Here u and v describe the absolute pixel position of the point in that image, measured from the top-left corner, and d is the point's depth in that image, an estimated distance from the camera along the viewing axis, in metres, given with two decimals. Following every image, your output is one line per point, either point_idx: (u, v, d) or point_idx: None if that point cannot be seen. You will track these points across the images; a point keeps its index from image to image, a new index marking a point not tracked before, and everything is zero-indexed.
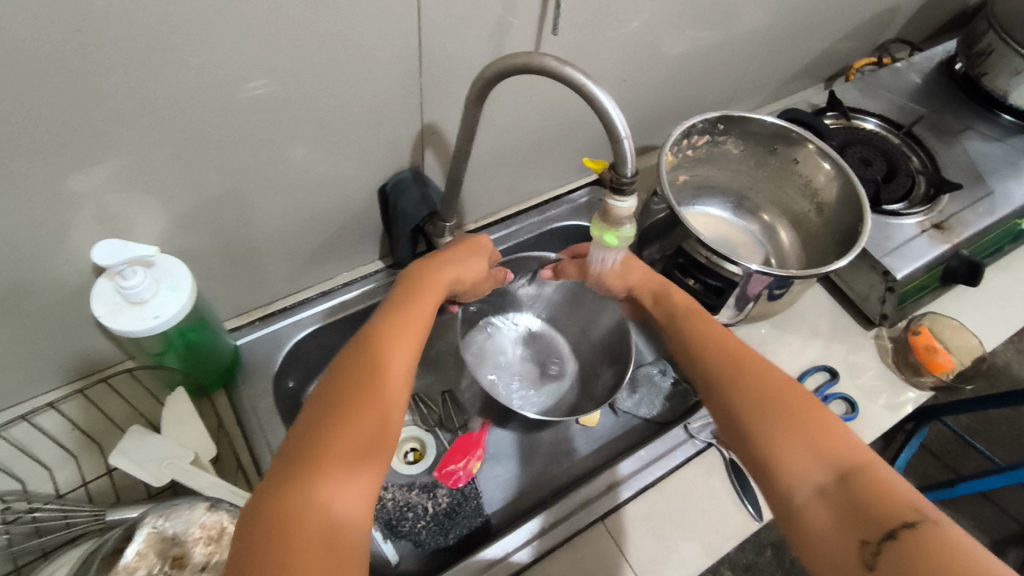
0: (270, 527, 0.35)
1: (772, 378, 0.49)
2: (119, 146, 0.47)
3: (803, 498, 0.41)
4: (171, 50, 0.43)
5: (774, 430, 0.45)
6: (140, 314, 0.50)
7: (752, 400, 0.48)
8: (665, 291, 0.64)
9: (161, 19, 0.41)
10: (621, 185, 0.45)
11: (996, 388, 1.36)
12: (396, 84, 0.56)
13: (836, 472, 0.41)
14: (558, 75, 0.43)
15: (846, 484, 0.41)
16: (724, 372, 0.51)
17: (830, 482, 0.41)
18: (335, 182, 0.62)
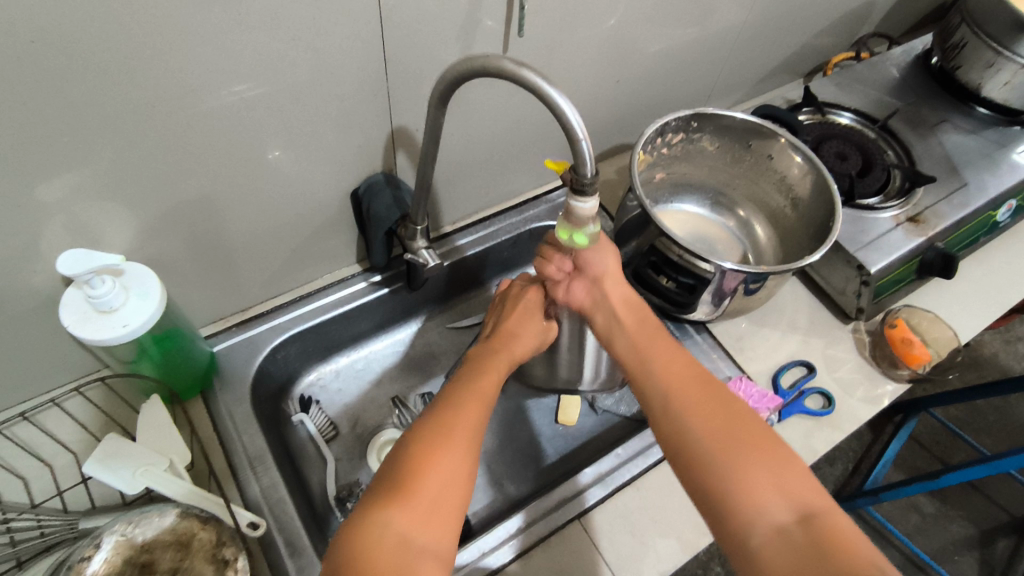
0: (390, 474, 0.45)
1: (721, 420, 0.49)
2: (84, 154, 0.47)
3: (759, 547, 0.43)
4: (133, 57, 0.43)
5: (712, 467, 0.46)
6: (110, 322, 0.50)
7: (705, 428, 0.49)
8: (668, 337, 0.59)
9: (118, 30, 0.41)
10: (581, 186, 0.45)
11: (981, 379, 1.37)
12: (363, 89, 0.56)
13: (796, 514, 0.43)
14: (516, 77, 0.43)
15: (807, 529, 0.43)
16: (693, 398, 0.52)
17: (791, 525, 0.43)
18: (307, 186, 0.62)
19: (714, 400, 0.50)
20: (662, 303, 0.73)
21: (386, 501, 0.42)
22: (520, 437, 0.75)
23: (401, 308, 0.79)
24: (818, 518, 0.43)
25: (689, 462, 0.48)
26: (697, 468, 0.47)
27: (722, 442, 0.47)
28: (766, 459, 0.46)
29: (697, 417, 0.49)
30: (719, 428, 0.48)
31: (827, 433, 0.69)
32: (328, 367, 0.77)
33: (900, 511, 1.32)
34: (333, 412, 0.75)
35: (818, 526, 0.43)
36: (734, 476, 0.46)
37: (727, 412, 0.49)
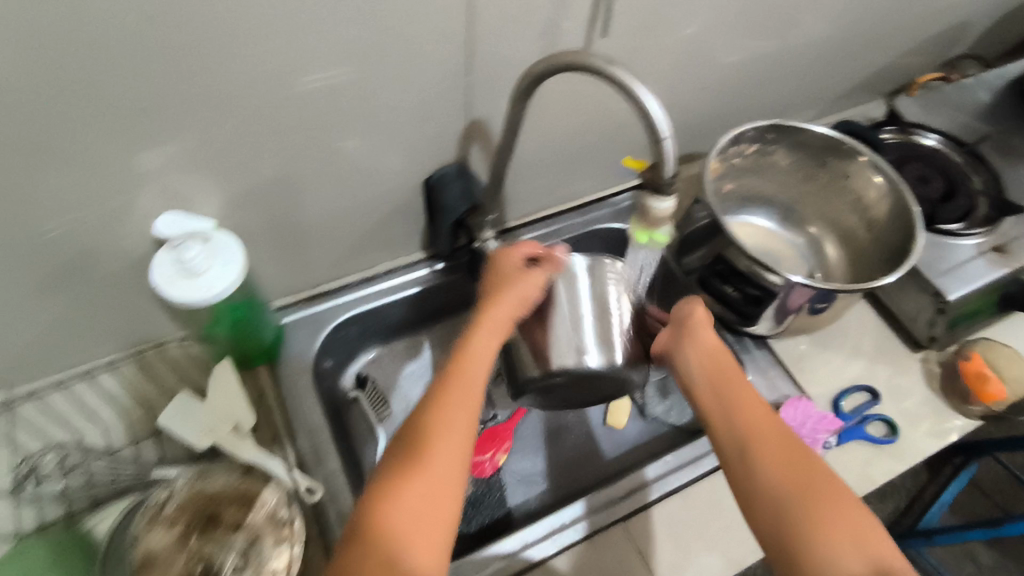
0: (381, 535, 0.42)
1: (827, 485, 0.47)
2: (184, 126, 0.50)
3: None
4: (236, 37, 0.46)
5: (814, 524, 0.45)
6: (194, 285, 0.53)
7: (791, 495, 0.46)
8: (727, 362, 0.57)
9: (228, 10, 0.44)
10: (660, 185, 0.45)
11: None
12: (444, 80, 0.58)
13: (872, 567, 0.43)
14: (603, 74, 0.43)
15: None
16: (776, 469, 0.48)
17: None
18: (382, 171, 0.64)
19: (804, 454, 0.49)
20: (725, 314, 0.71)
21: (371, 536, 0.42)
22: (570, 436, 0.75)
23: (460, 298, 0.80)
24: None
25: (787, 528, 0.45)
26: (790, 530, 0.45)
27: (805, 491, 0.47)
28: (852, 516, 0.45)
29: (792, 475, 0.47)
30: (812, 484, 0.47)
31: (887, 462, 0.66)
32: (385, 349, 0.78)
33: (955, 559, 1.25)
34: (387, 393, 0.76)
35: None
36: (811, 536, 0.45)
37: (826, 478, 0.47)
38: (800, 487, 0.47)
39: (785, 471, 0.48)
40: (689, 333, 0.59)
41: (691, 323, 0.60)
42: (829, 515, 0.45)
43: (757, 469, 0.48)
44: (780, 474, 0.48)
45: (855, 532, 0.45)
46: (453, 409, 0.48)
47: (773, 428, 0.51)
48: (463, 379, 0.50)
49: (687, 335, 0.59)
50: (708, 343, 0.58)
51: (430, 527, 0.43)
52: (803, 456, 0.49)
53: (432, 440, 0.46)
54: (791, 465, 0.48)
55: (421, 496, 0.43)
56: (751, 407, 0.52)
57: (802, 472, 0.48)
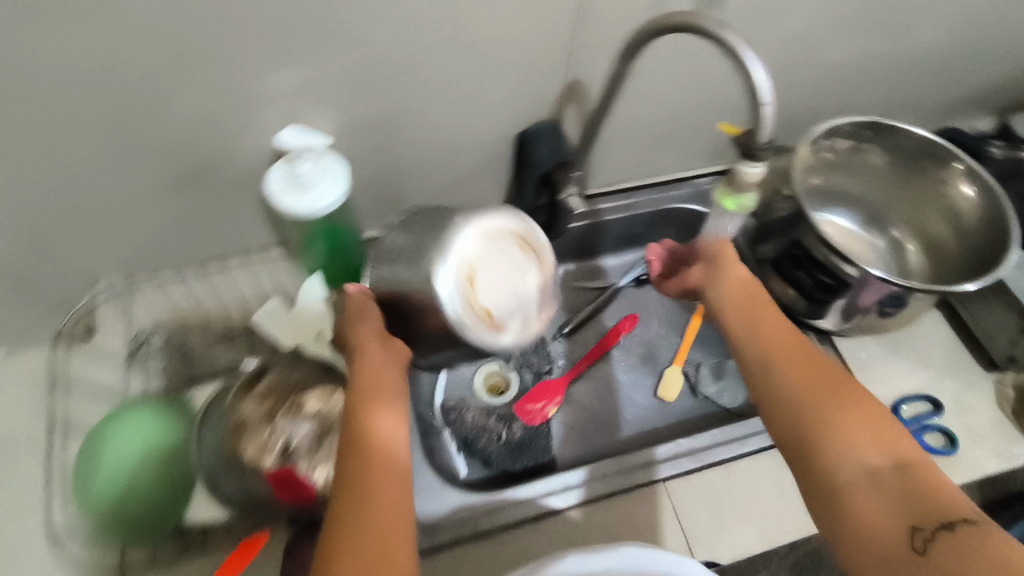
0: (344, 541, 0.38)
1: (843, 390, 0.46)
2: (314, 49, 0.54)
3: (845, 483, 0.42)
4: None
5: (831, 419, 0.45)
6: (302, 198, 0.58)
7: (810, 399, 0.46)
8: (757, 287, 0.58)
9: None
10: (754, 152, 0.46)
11: None
12: (552, 37, 0.60)
13: (893, 461, 0.42)
14: (715, 37, 0.45)
15: (903, 477, 0.41)
16: (798, 384, 0.48)
17: (886, 469, 0.42)
18: (479, 120, 0.67)
19: (826, 362, 0.49)
20: (793, 303, 0.72)
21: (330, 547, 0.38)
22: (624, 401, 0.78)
23: None
24: (916, 466, 0.42)
25: (806, 433, 0.45)
26: (812, 437, 0.45)
27: (823, 398, 0.46)
28: (868, 412, 0.45)
29: (810, 384, 0.47)
30: (833, 386, 0.47)
31: (942, 473, 0.65)
32: None
33: None
34: None
35: (914, 472, 0.42)
36: (831, 435, 0.44)
37: (847, 385, 0.47)
38: (815, 394, 0.46)
39: (805, 383, 0.47)
40: (721, 263, 0.60)
41: (722, 258, 0.60)
42: (849, 413, 0.45)
43: (776, 381, 0.48)
44: (798, 385, 0.47)
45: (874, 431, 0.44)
46: (377, 426, 0.45)
47: (792, 345, 0.51)
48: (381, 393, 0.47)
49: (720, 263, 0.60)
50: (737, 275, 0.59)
51: (390, 518, 0.40)
52: (820, 368, 0.48)
53: (367, 369, 0.49)
54: (811, 379, 0.48)
55: (376, 506, 0.40)
56: (770, 331, 0.52)
57: (816, 379, 0.48)
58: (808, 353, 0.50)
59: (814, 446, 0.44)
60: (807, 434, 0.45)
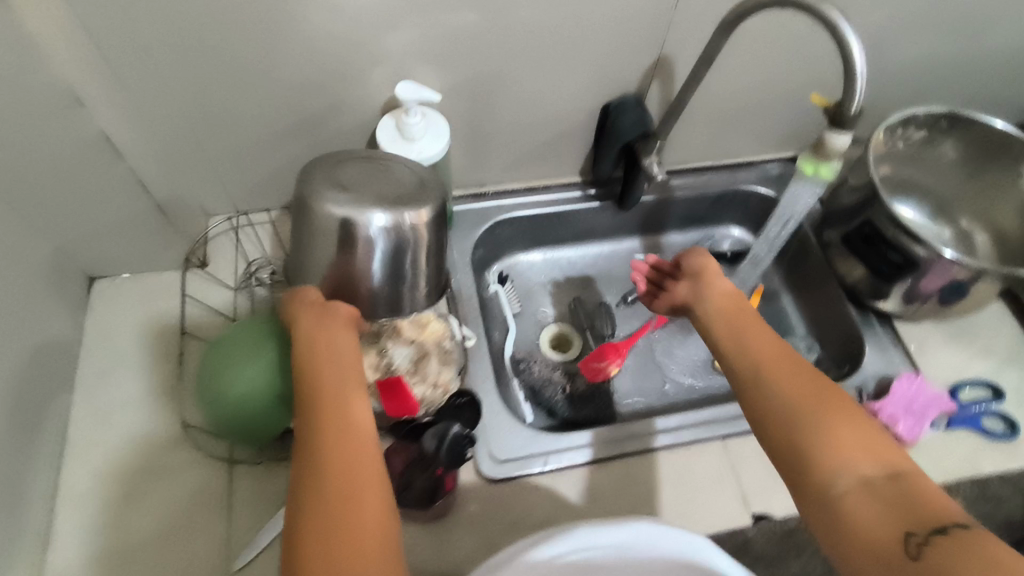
0: (319, 504, 0.39)
1: (832, 400, 0.45)
2: (434, 12, 0.59)
3: (839, 493, 0.41)
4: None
5: (824, 427, 0.44)
6: (409, 148, 0.63)
7: (801, 409, 0.45)
8: (743, 302, 0.58)
9: None
10: (842, 118, 0.49)
11: None
12: (649, 13, 0.64)
13: (884, 471, 0.41)
14: (815, 12, 0.48)
15: (895, 484, 0.41)
16: (788, 391, 0.47)
17: (877, 479, 0.41)
18: (571, 90, 0.71)
19: (812, 370, 0.48)
20: (858, 285, 0.75)
21: (301, 510, 0.39)
22: (689, 368, 0.80)
23: (601, 227, 0.86)
24: (905, 476, 0.41)
25: (795, 445, 0.44)
26: (801, 449, 0.44)
27: (814, 406, 0.45)
28: (856, 420, 0.44)
29: (800, 392, 0.46)
30: (820, 394, 0.46)
31: (997, 455, 0.67)
32: (526, 258, 0.86)
33: None
34: (521, 294, 0.85)
35: (904, 483, 0.41)
36: (820, 443, 0.43)
37: (834, 394, 0.46)
38: (803, 405, 0.45)
39: (794, 390, 0.47)
40: (708, 280, 0.61)
41: (707, 272, 0.61)
42: (841, 421, 0.44)
43: (768, 389, 0.47)
44: (788, 394, 0.46)
45: (869, 441, 0.43)
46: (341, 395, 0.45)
47: (783, 352, 0.50)
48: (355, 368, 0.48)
49: (704, 280, 0.61)
50: (724, 290, 0.59)
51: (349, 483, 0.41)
52: (807, 378, 0.47)
53: (327, 351, 0.48)
54: (799, 386, 0.47)
55: (335, 472, 0.41)
56: (760, 338, 0.52)
57: (805, 384, 0.47)
58: (797, 363, 0.49)
59: (808, 459, 0.43)
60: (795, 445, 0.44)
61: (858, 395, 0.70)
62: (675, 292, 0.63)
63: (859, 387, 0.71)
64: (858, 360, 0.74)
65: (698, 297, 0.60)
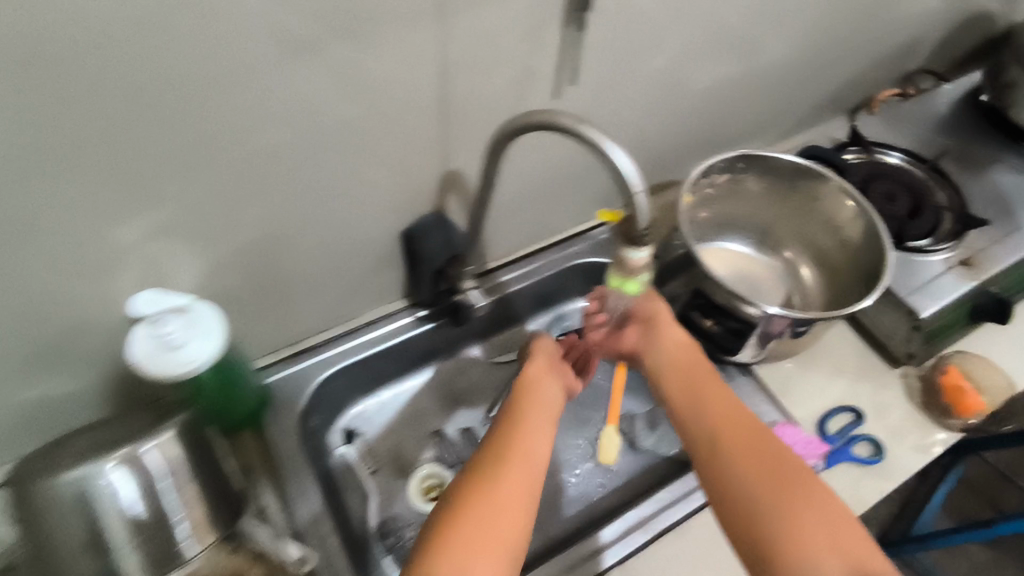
0: None
1: (795, 481, 0.48)
2: (157, 196, 0.49)
3: None
4: (206, 94, 0.45)
5: (781, 520, 0.46)
6: (175, 360, 0.52)
7: (760, 500, 0.48)
8: (698, 361, 0.60)
9: (191, 79, 0.44)
10: (636, 237, 0.45)
11: None
12: (416, 133, 0.58)
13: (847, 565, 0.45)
14: (575, 132, 0.43)
15: None
16: (748, 478, 0.49)
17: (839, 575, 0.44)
18: (359, 225, 0.63)
19: (771, 448, 0.51)
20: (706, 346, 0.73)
21: None
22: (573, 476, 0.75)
23: (443, 345, 0.79)
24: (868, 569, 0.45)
25: (757, 539, 0.47)
26: (764, 542, 0.46)
27: (772, 499, 0.48)
28: (817, 508, 0.47)
29: (761, 475, 0.49)
30: (780, 481, 0.48)
31: (876, 482, 0.67)
32: (374, 401, 0.77)
33: (950, 559, 1.25)
34: (377, 444, 0.75)
35: None
36: (778, 537, 0.46)
37: (796, 476, 0.49)
38: (763, 492, 0.48)
39: (755, 476, 0.49)
40: (660, 328, 0.62)
41: (659, 320, 0.62)
42: (800, 516, 0.47)
43: (730, 474, 0.50)
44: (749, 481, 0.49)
45: (831, 533, 0.46)
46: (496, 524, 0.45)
47: (739, 429, 0.52)
48: (502, 496, 0.46)
49: (656, 328, 0.62)
50: (677, 339, 0.61)
51: None
52: (770, 458, 0.50)
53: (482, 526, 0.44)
54: (760, 470, 0.49)
55: None
56: (717, 414, 0.54)
57: (764, 472, 0.49)
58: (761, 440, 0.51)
59: (772, 556, 0.46)
60: (740, 520, 0.48)
61: None
62: (622, 340, 0.64)
63: None
64: None
65: (647, 345, 0.62)
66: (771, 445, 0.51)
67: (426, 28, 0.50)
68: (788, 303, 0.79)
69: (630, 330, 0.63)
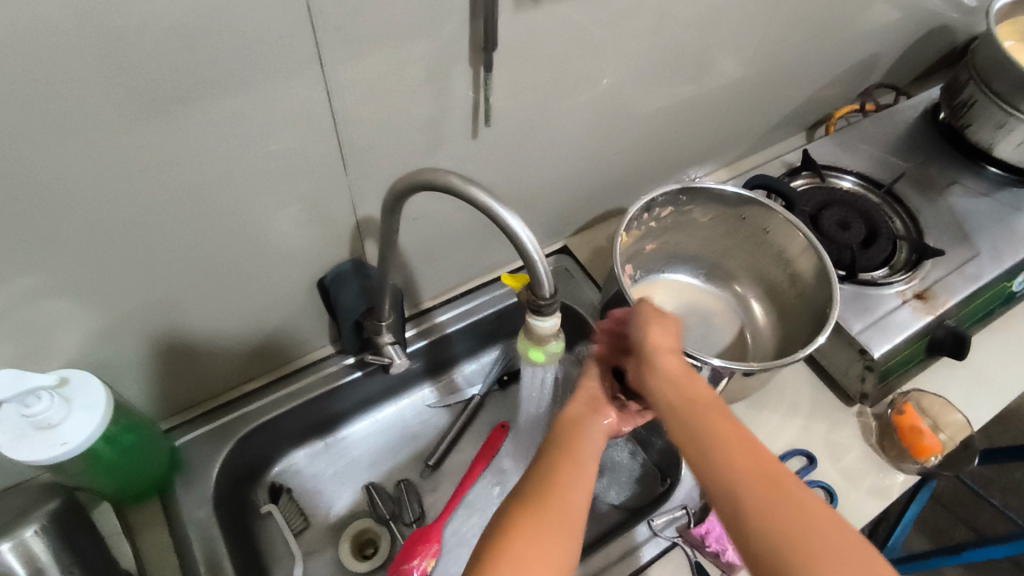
0: None
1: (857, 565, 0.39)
2: (18, 266, 0.44)
3: None
4: (54, 159, 0.41)
5: None
6: (48, 440, 0.47)
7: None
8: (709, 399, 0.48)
9: (37, 143, 0.39)
10: (540, 307, 0.42)
11: (993, 437, 1.36)
12: (320, 182, 0.53)
13: None
14: (463, 194, 0.39)
15: None
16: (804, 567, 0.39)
17: None
18: (267, 278, 0.59)
19: (824, 522, 0.41)
20: None
21: None
22: None
23: (379, 390, 0.75)
24: None
25: None
26: None
27: None
28: None
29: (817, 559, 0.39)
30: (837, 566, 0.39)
31: None
32: (308, 451, 0.74)
33: None
34: (306, 499, 0.71)
35: None
36: None
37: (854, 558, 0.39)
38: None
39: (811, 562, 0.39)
40: (662, 358, 0.51)
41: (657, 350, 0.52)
42: None
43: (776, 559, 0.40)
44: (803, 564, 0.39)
45: None
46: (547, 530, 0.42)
47: (779, 497, 0.42)
48: (558, 499, 0.44)
49: (654, 362, 0.51)
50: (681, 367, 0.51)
51: None
52: (821, 541, 0.40)
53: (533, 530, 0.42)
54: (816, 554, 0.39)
55: None
56: (749, 474, 0.43)
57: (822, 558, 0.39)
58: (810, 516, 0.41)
59: None
60: None
61: (684, 517, 0.63)
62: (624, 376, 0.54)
63: (683, 507, 0.64)
64: (678, 474, 0.68)
65: (644, 383, 0.51)
66: (821, 520, 0.41)
67: (311, 76, 0.46)
68: (738, 340, 0.76)
69: (631, 367, 0.53)
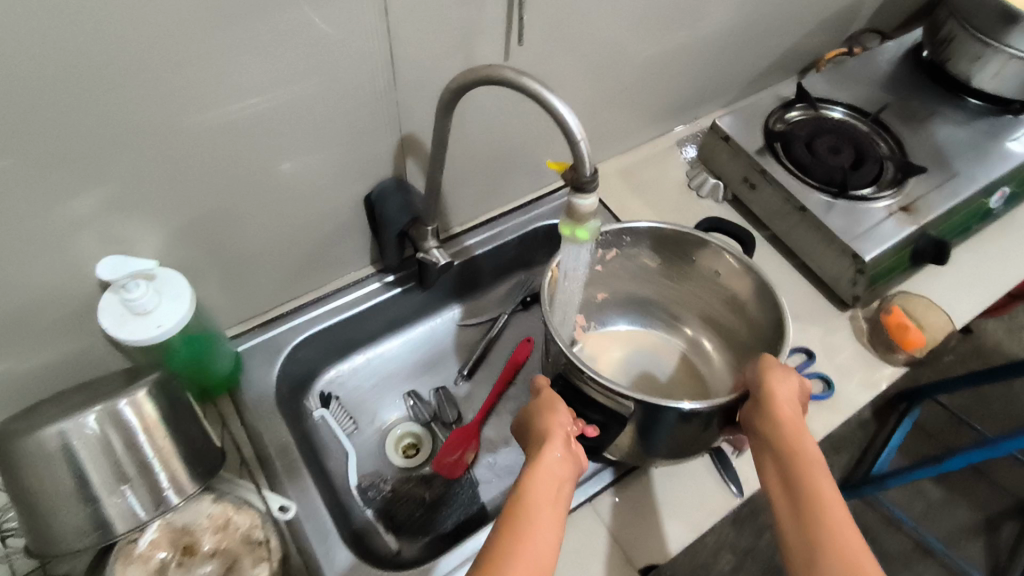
0: None
1: None
2: (108, 170, 0.50)
3: None
4: (149, 68, 0.46)
5: None
6: (145, 323, 0.53)
7: None
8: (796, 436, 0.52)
9: (133, 52, 0.44)
10: (582, 184, 0.47)
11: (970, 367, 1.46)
12: (366, 103, 0.59)
13: None
14: (517, 84, 0.46)
15: None
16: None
17: None
18: (315, 197, 0.64)
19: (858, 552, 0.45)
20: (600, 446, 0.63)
21: None
22: None
23: (412, 310, 0.82)
24: None
25: None
26: None
27: None
28: None
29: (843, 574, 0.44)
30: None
31: (825, 417, 0.71)
32: (351, 364, 0.80)
33: (905, 498, 1.33)
34: (351, 405, 0.78)
35: None
36: None
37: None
38: None
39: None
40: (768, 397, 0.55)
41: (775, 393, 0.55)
42: None
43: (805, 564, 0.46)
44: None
45: None
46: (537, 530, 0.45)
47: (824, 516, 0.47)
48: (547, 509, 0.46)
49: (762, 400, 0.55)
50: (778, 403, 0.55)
51: None
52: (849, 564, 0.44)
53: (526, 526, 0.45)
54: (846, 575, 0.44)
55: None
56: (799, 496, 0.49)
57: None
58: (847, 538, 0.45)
59: None
60: None
61: None
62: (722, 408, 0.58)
63: None
64: None
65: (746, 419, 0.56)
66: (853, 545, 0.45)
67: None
68: (693, 381, 0.79)
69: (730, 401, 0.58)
